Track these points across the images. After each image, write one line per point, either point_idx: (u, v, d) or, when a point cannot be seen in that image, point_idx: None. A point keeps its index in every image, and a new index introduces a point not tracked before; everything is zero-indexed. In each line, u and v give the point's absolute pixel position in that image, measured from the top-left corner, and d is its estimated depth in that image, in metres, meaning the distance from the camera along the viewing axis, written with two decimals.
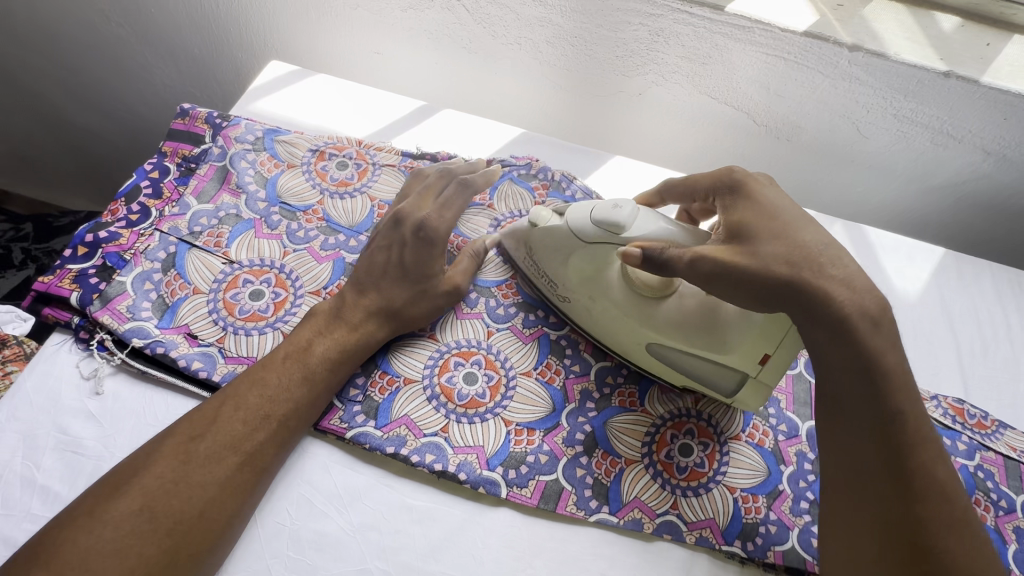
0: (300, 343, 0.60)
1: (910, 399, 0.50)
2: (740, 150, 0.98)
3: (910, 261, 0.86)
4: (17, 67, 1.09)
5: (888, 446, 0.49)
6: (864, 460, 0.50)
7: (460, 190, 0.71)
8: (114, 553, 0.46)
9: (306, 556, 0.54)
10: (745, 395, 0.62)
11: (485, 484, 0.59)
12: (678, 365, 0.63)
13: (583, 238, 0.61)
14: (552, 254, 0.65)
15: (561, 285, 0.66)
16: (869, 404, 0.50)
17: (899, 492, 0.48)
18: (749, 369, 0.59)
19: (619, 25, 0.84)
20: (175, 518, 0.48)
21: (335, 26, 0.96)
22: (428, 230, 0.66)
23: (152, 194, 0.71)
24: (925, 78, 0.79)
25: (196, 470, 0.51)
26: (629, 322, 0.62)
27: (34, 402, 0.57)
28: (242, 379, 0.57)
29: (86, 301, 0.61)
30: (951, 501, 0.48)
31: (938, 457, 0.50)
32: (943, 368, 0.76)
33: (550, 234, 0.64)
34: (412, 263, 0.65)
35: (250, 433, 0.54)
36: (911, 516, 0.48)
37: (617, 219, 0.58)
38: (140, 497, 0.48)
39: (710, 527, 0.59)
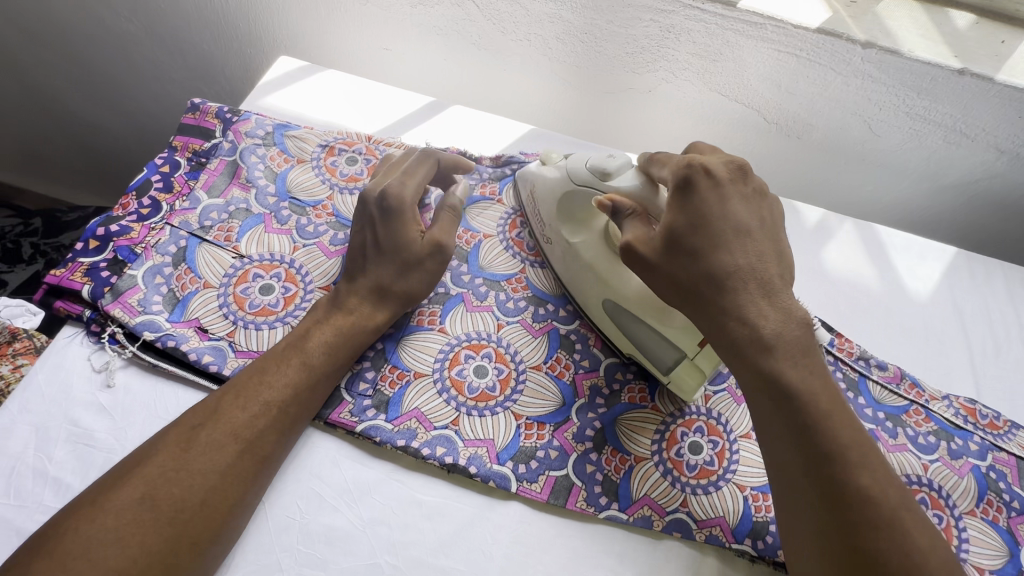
0: (299, 333, 0.60)
1: (817, 404, 0.50)
2: (750, 148, 0.97)
3: (921, 260, 0.85)
4: (28, 62, 1.09)
5: (802, 452, 0.49)
6: (786, 470, 0.50)
7: (422, 159, 0.70)
8: (116, 542, 0.45)
9: (316, 550, 0.54)
10: (679, 377, 0.61)
11: (495, 478, 0.58)
12: (624, 327, 0.65)
13: (574, 180, 0.66)
14: (547, 194, 0.70)
15: (549, 227, 0.70)
16: (780, 414, 0.51)
17: (822, 498, 0.48)
18: (688, 349, 0.60)
19: (630, 21, 0.83)
20: (177, 507, 0.48)
21: (345, 22, 0.96)
22: (393, 196, 0.65)
23: (163, 188, 0.71)
24: (939, 76, 0.78)
25: (197, 457, 0.51)
26: (592, 273, 0.66)
27: (46, 394, 0.58)
28: (244, 370, 0.57)
29: (98, 294, 0.62)
30: (877, 504, 0.47)
31: (860, 461, 0.48)
32: (955, 368, 0.76)
33: (553, 174, 0.69)
34: (385, 237, 0.64)
35: (250, 419, 0.53)
36: (838, 520, 0.47)
37: (607, 168, 0.62)
38: (142, 485, 0.48)
39: (721, 525, 0.59)
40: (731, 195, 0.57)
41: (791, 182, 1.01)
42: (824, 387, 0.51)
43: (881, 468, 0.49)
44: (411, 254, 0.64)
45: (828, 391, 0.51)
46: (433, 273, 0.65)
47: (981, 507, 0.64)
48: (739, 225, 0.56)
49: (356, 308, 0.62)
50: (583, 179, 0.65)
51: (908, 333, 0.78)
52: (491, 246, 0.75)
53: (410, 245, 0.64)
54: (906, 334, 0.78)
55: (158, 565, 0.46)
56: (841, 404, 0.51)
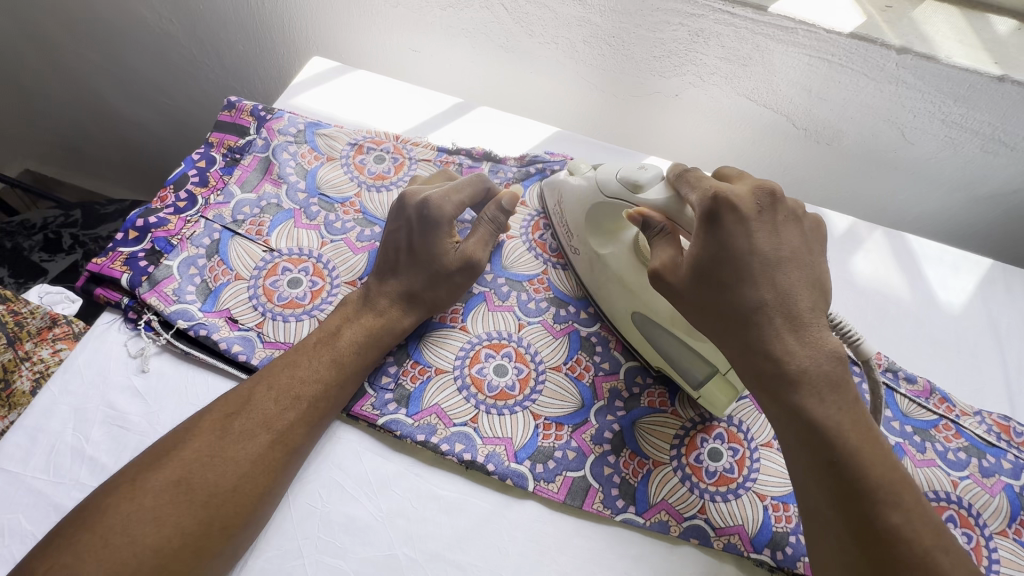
0: (329, 329, 0.61)
1: (849, 442, 0.49)
2: (776, 154, 0.96)
3: (955, 272, 0.83)
4: (74, 61, 1.14)
5: (830, 488, 0.49)
6: (816, 504, 0.50)
7: (477, 181, 0.69)
8: (151, 521, 0.47)
9: (336, 538, 0.55)
10: (711, 393, 0.60)
11: (512, 476, 0.59)
12: (652, 341, 0.64)
13: (604, 192, 0.64)
14: (575, 204, 0.69)
15: (577, 237, 0.70)
16: (806, 449, 0.50)
17: (851, 536, 0.47)
18: (721, 363, 0.59)
19: (659, 25, 0.83)
20: (210, 492, 0.50)
21: (375, 25, 0.98)
22: (434, 212, 0.65)
23: (199, 182, 0.73)
24: (978, 83, 0.76)
25: (230, 445, 0.52)
26: (621, 285, 0.65)
27: (84, 376, 0.60)
28: (277, 362, 0.59)
29: (136, 283, 0.64)
30: (909, 543, 0.46)
31: (893, 498, 0.47)
32: (988, 384, 0.74)
33: (583, 184, 0.68)
34: (420, 247, 0.65)
35: (281, 411, 0.55)
36: (868, 557, 0.46)
37: (638, 179, 0.61)
38: (179, 468, 0.50)
39: (739, 534, 0.58)
40: (757, 229, 0.54)
41: (818, 189, 0.99)
42: (853, 423, 0.50)
43: (916, 508, 0.48)
44: (443, 267, 0.65)
45: (862, 428, 0.50)
46: (461, 286, 0.66)
47: (1012, 527, 0.62)
48: (766, 256, 0.54)
49: (383, 304, 0.64)
50: (613, 191, 0.63)
51: (938, 346, 0.76)
52: (514, 248, 0.75)
53: (446, 254, 0.65)
54: (937, 347, 0.76)
55: (190, 546, 0.47)
56: (871, 441, 0.49)
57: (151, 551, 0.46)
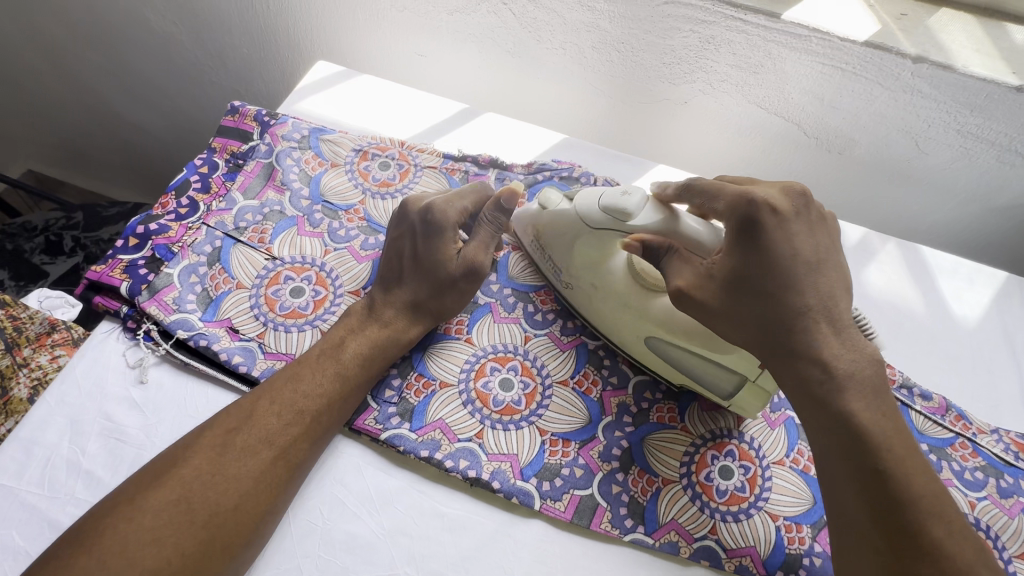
0: (333, 340, 0.60)
1: (892, 452, 0.48)
2: (786, 162, 0.94)
3: (969, 285, 0.81)
4: (78, 63, 1.13)
5: (871, 498, 0.47)
6: (852, 516, 0.48)
7: (477, 189, 0.68)
8: (150, 542, 0.46)
9: (338, 558, 0.53)
10: (744, 400, 0.61)
11: (518, 494, 0.57)
12: (675, 360, 0.62)
13: (589, 224, 0.61)
14: (557, 239, 0.65)
15: (565, 271, 0.67)
16: (847, 458, 0.49)
17: (891, 549, 0.46)
18: (749, 374, 0.58)
19: (669, 31, 0.82)
20: (211, 511, 0.48)
21: (381, 28, 0.97)
22: (437, 216, 0.64)
23: (201, 188, 0.72)
24: (995, 93, 0.75)
25: (232, 462, 0.51)
26: (630, 312, 0.63)
27: (81, 386, 0.59)
28: (279, 375, 0.57)
29: (135, 292, 0.63)
30: (952, 556, 0.45)
31: (936, 511, 0.46)
32: (1005, 401, 0.72)
33: (560, 218, 0.64)
34: (426, 253, 0.64)
35: (284, 427, 0.54)
36: (908, 572, 0.45)
37: (626, 208, 0.57)
38: (178, 487, 0.49)
39: (751, 556, 0.57)
40: (797, 229, 0.54)
41: (828, 199, 0.98)
42: (895, 430, 0.49)
43: (958, 521, 0.47)
44: (446, 275, 0.64)
45: (903, 437, 0.49)
46: (466, 293, 0.65)
47: None
48: (794, 266, 0.53)
49: (387, 312, 0.62)
50: (599, 222, 0.60)
51: (953, 360, 0.75)
52: (520, 258, 0.74)
53: (450, 262, 0.64)
54: (952, 363, 0.74)
55: (191, 568, 0.46)
56: (912, 451, 0.48)
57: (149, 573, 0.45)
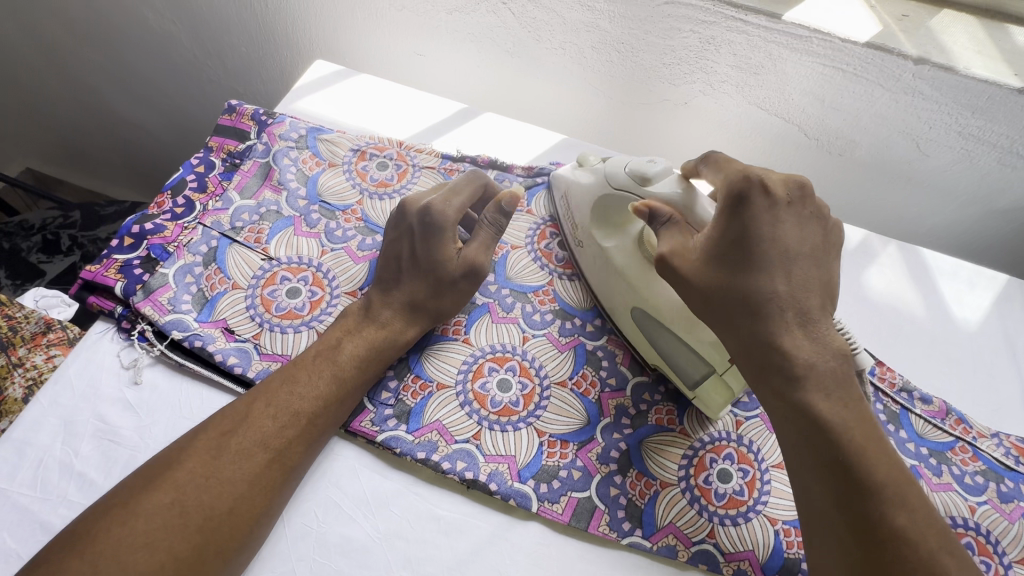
0: (330, 342, 0.60)
1: (854, 441, 0.47)
2: (787, 164, 0.94)
3: (970, 287, 0.81)
4: (76, 61, 1.13)
5: (834, 488, 0.47)
6: (817, 505, 0.48)
7: (471, 179, 0.67)
8: (144, 546, 0.45)
9: (333, 561, 0.53)
10: (707, 393, 0.60)
11: (516, 497, 0.57)
12: (652, 338, 0.63)
13: (612, 183, 0.63)
14: (582, 196, 0.68)
15: (582, 230, 0.69)
16: (811, 449, 0.49)
17: (856, 539, 0.45)
18: (717, 364, 0.58)
19: (669, 32, 0.81)
20: (206, 514, 0.48)
21: (380, 28, 0.96)
22: (435, 216, 0.63)
23: (198, 188, 0.71)
24: (997, 94, 0.75)
25: (227, 464, 0.50)
26: (623, 281, 0.64)
27: (75, 387, 0.58)
28: (275, 377, 0.57)
29: (130, 292, 0.62)
30: (914, 545, 0.44)
31: (898, 499, 0.46)
32: (1006, 404, 0.72)
33: (590, 177, 0.67)
34: (426, 254, 0.63)
35: (281, 430, 0.53)
36: (871, 561, 0.44)
37: (647, 173, 0.60)
38: (172, 490, 0.48)
39: (749, 559, 0.56)
40: (786, 216, 0.54)
41: (828, 201, 0.97)
42: (858, 420, 0.48)
43: (922, 508, 0.46)
44: (447, 274, 0.63)
45: (866, 425, 0.49)
46: (467, 294, 0.65)
47: None
48: (789, 255, 0.53)
49: (386, 311, 0.62)
50: (622, 183, 0.62)
51: (954, 364, 0.74)
52: (519, 258, 0.73)
53: (449, 263, 0.63)
54: (952, 366, 0.74)
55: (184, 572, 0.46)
56: (876, 440, 0.48)
57: None
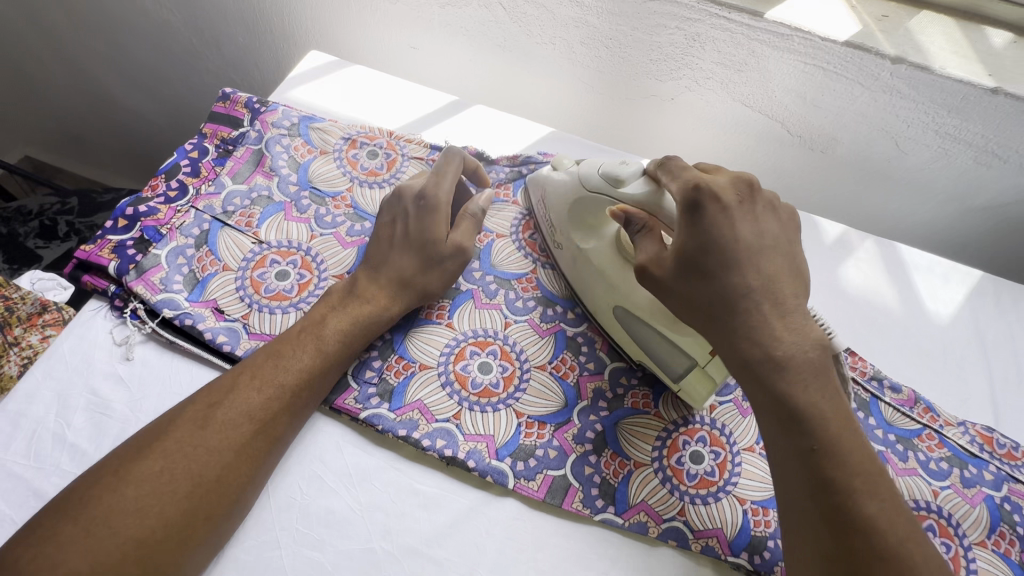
0: (315, 318, 0.61)
1: (828, 428, 0.48)
2: (770, 160, 0.96)
3: (945, 282, 0.83)
4: (75, 49, 1.14)
5: (808, 474, 0.48)
6: (791, 492, 0.49)
7: (450, 154, 0.70)
8: (134, 512, 0.47)
9: (315, 531, 0.55)
10: (689, 385, 0.61)
11: (493, 473, 0.59)
12: (634, 333, 0.65)
13: (586, 187, 0.66)
14: (558, 198, 0.70)
15: (559, 231, 0.71)
16: (787, 436, 0.50)
17: (826, 526, 0.46)
18: (698, 356, 0.60)
19: (655, 28, 0.83)
20: (194, 481, 0.50)
21: (374, 20, 0.98)
22: (428, 198, 0.67)
23: (191, 172, 0.73)
24: (971, 94, 0.76)
25: (214, 434, 0.52)
26: (603, 278, 0.66)
27: (69, 362, 0.60)
28: (262, 352, 0.59)
29: (123, 271, 0.64)
30: (882, 534, 0.45)
31: (870, 488, 0.46)
32: (973, 395, 0.74)
33: (564, 180, 0.69)
34: (419, 234, 0.66)
35: (265, 402, 0.55)
36: (839, 547, 0.45)
37: (620, 175, 0.62)
38: (161, 459, 0.50)
39: (717, 537, 0.58)
40: (740, 218, 0.56)
41: (811, 197, 1.00)
42: (835, 410, 0.49)
43: (892, 498, 0.47)
44: (440, 250, 0.66)
45: (841, 414, 0.49)
46: (452, 275, 0.67)
47: (991, 538, 0.62)
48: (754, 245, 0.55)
49: (371, 290, 0.64)
50: (595, 185, 0.65)
51: (924, 356, 0.76)
52: (503, 247, 0.75)
53: (438, 246, 0.66)
54: (923, 357, 0.76)
55: (174, 537, 0.48)
56: (851, 429, 0.49)
57: (134, 542, 0.46)
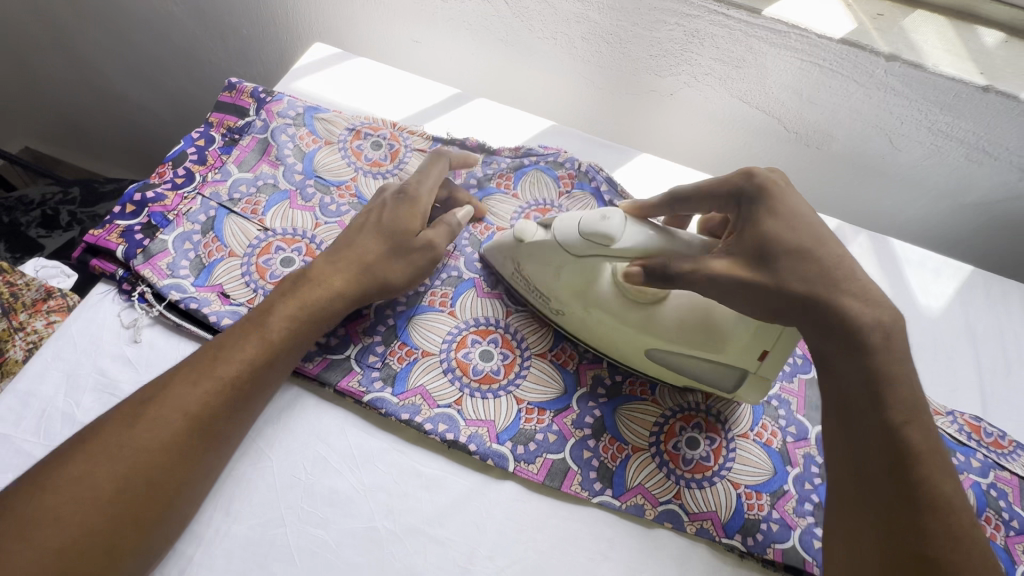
0: (259, 311, 0.60)
1: (911, 410, 0.50)
2: (766, 155, 0.98)
3: (936, 276, 0.85)
4: (79, 40, 1.15)
5: (890, 449, 0.49)
6: (868, 465, 0.50)
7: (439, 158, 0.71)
8: (53, 522, 0.46)
9: (319, 510, 0.56)
10: (746, 390, 0.63)
11: (494, 456, 0.60)
12: (676, 366, 0.63)
13: (574, 252, 0.60)
14: (545, 266, 0.63)
15: (555, 300, 0.65)
16: (873, 410, 0.50)
17: (903, 501, 0.47)
18: (748, 364, 0.60)
19: (655, 24, 0.85)
20: (119, 485, 0.49)
21: (378, 13, 0.99)
22: (409, 191, 0.68)
23: (198, 160, 0.74)
24: (963, 92, 0.78)
25: (143, 434, 0.51)
26: (629, 333, 0.62)
27: (78, 343, 0.61)
28: (201, 351, 0.58)
29: (131, 255, 0.65)
30: (957, 515, 0.47)
31: (946, 472, 0.48)
32: (962, 385, 0.76)
33: (542, 248, 0.62)
34: (392, 224, 0.66)
35: (199, 397, 0.54)
36: (915, 522, 0.47)
37: (609, 232, 0.57)
38: (84, 463, 0.49)
39: (712, 520, 0.60)
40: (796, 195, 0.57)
41: (806, 193, 1.01)
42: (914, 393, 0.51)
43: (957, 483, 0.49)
44: (410, 242, 0.65)
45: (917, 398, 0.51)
46: (420, 268, 0.66)
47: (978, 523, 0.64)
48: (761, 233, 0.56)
49: (325, 273, 0.63)
50: (585, 248, 0.59)
51: (915, 348, 0.78)
52: None
53: (410, 240, 0.66)
54: (914, 349, 0.78)
55: (101, 543, 0.47)
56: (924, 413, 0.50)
57: (53, 551, 0.46)
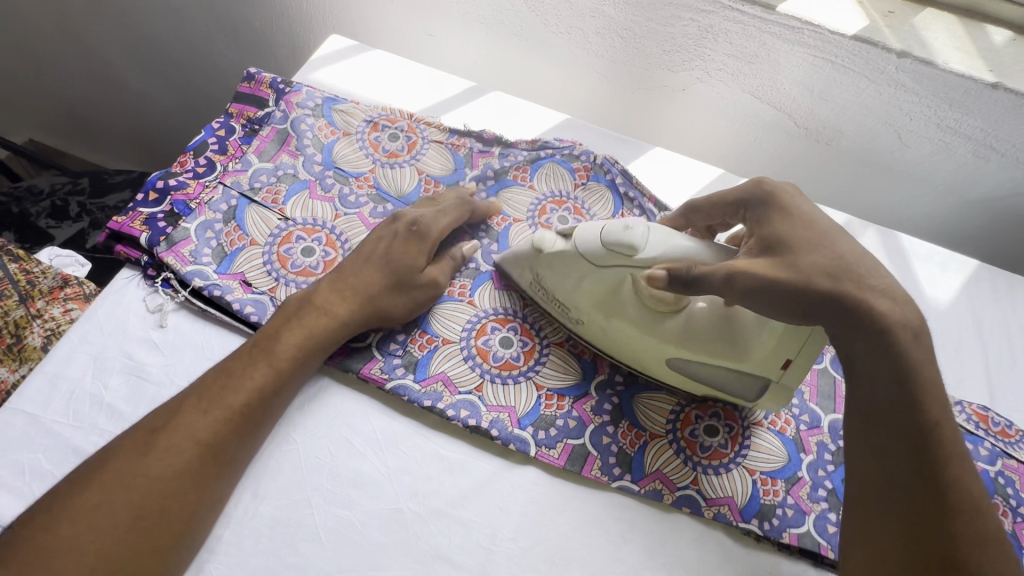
0: (269, 333, 0.60)
1: (939, 413, 0.50)
2: (776, 151, 0.99)
3: (943, 270, 0.86)
4: (91, 31, 1.15)
5: (920, 454, 0.49)
6: (897, 469, 0.49)
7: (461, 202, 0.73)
8: (70, 553, 0.46)
9: (345, 492, 0.57)
10: (768, 400, 0.62)
11: (515, 441, 0.61)
12: (698, 377, 0.63)
13: (594, 265, 0.59)
14: (563, 277, 0.63)
15: (574, 309, 0.65)
16: (904, 413, 0.50)
17: (933, 506, 0.48)
18: (771, 373, 0.59)
19: (669, 19, 0.86)
20: (135, 516, 0.49)
21: (393, 6, 1.00)
22: (422, 226, 0.69)
23: (218, 150, 0.75)
24: (972, 89, 0.80)
25: (156, 462, 0.51)
26: (648, 343, 0.62)
27: (104, 327, 0.62)
28: (211, 375, 0.57)
29: (154, 242, 0.66)
30: (982, 518, 0.48)
31: (972, 477, 0.49)
32: (970, 376, 0.77)
33: (560, 260, 0.62)
34: (400, 255, 0.67)
35: (212, 424, 0.53)
36: (944, 527, 0.47)
37: (634, 241, 0.56)
38: (99, 492, 0.49)
39: (728, 505, 0.61)
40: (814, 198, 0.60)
41: (814, 189, 1.03)
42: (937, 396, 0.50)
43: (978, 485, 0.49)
44: (413, 276, 0.66)
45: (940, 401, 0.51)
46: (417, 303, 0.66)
47: None
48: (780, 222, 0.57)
49: (332, 300, 0.63)
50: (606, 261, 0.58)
51: None
52: (520, 230, 0.76)
53: (414, 276, 0.66)
54: None
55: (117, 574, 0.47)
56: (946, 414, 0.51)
57: None
